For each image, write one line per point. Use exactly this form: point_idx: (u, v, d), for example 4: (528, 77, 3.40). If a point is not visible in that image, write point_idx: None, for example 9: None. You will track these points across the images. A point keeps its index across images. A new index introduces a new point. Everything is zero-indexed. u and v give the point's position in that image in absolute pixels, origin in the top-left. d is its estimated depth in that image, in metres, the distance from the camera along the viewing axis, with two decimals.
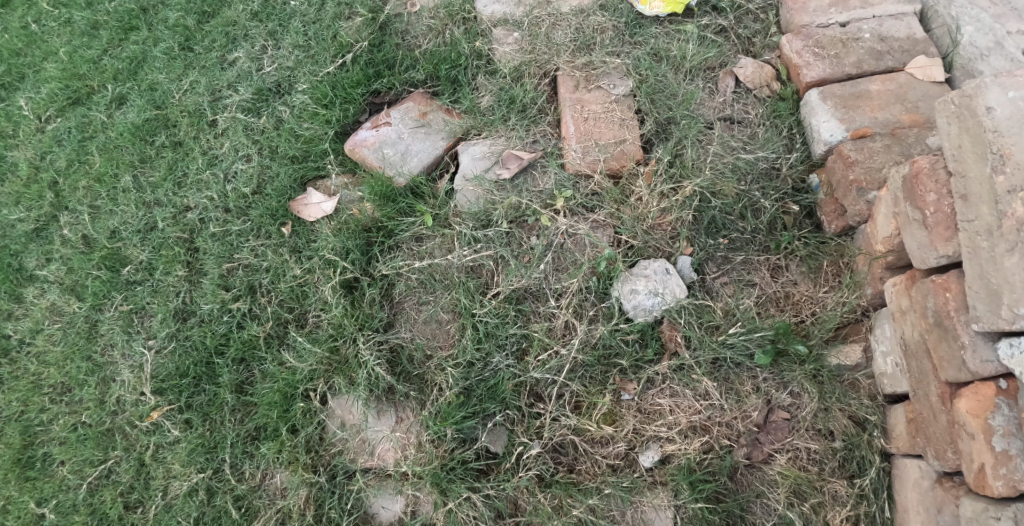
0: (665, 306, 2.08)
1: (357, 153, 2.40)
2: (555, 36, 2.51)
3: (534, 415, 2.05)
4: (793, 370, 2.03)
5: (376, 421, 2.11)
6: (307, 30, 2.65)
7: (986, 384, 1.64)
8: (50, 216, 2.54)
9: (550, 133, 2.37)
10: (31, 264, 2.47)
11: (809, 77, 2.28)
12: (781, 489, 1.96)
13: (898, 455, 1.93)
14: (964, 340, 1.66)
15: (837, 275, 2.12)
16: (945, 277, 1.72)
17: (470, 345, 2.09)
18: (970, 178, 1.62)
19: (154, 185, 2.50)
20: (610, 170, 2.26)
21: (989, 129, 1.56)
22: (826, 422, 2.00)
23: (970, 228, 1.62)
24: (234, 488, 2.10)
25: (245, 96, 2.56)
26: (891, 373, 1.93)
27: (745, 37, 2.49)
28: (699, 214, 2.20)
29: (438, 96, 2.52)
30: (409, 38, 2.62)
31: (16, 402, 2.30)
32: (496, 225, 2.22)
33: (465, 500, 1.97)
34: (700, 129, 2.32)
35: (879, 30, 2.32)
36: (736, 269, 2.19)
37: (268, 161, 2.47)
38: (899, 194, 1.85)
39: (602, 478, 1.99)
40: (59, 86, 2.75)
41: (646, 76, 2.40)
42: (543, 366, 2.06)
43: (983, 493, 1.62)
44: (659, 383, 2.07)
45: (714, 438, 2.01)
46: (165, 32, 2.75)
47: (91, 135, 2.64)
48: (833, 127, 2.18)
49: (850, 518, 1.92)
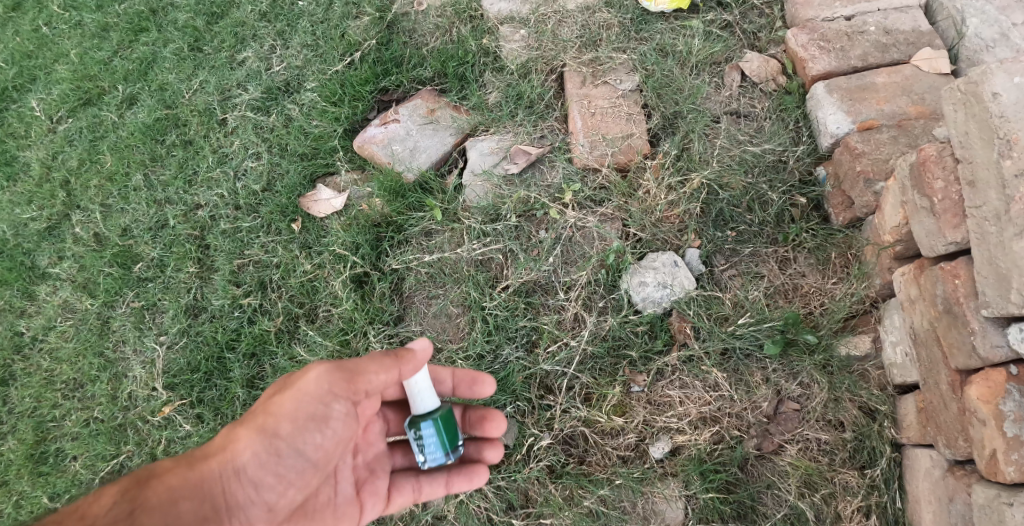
0: (674, 298, 2.09)
1: (366, 150, 2.43)
2: (561, 33, 2.51)
3: (544, 407, 2.06)
4: (803, 361, 2.02)
5: None
6: (315, 30, 2.66)
7: (997, 370, 1.64)
8: (62, 214, 2.56)
9: (557, 128, 2.38)
10: (44, 263, 2.50)
11: (815, 70, 2.29)
12: (793, 480, 1.96)
13: (908, 445, 1.93)
14: (973, 326, 1.67)
15: (846, 266, 2.12)
16: (954, 264, 1.72)
17: (481, 338, 2.11)
18: (978, 164, 1.62)
19: (165, 183, 2.53)
20: (618, 164, 2.28)
21: (996, 114, 1.57)
22: (836, 413, 1.99)
23: (978, 214, 1.63)
24: None
25: (255, 95, 2.58)
26: (901, 363, 1.93)
27: (750, 31, 2.50)
28: (706, 207, 2.22)
29: (445, 93, 2.54)
30: (416, 37, 2.62)
31: (28, 398, 2.32)
32: (505, 219, 2.24)
33: (477, 491, 2.01)
34: (707, 123, 2.33)
35: (884, 24, 2.33)
36: (745, 261, 2.19)
37: (277, 159, 2.49)
38: (906, 183, 1.85)
39: (613, 469, 1.99)
40: (71, 87, 2.77)
41: (652, 71, 2.41)
42: (553, 358, 2.07)
43: (995, 480, 1.62)
44: (669, 374, 2.07)
45: (724, 429, 2.01)
46: (175, 33, 2.77)
47: (102, 135, 2.67)
48: (840, 119, 2.19)
49: (861, 509, 1.92)
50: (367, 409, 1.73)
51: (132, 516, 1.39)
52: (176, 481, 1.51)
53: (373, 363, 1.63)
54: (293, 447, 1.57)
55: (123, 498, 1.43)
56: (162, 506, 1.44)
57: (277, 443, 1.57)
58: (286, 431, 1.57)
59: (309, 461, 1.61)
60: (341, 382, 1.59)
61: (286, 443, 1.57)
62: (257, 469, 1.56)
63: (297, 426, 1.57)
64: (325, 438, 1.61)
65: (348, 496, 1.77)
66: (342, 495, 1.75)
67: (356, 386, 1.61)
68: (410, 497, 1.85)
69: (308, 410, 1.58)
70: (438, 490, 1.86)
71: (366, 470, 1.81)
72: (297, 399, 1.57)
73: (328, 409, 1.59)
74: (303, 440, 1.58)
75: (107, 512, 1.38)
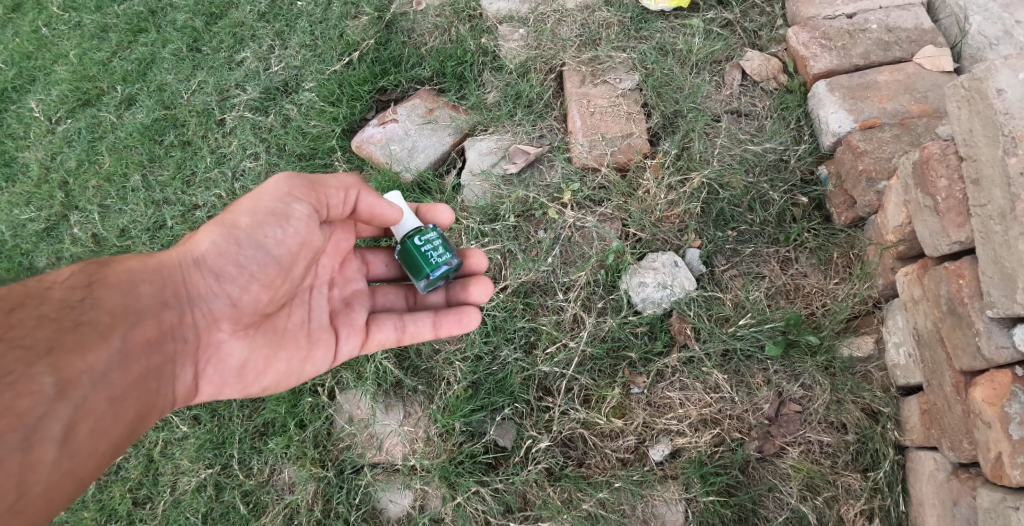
0: (674, 298, 2.06)
1: (364, 149, 2.42)
2: (560, 32, 2.50)
3: (542, 408, 2.05)
4: (804, 362, 2.00)
5: (384, 415, 2.11)
6: (313, 30, 2.65)
7: (1002, 371, 1.61)
8: (60, 215, 2.55)
9: (556, 128, 2.37)
10: (42, 263, 2.49)
11: (816, 69, 2.27)
12: (795, 483, 1.93)
13: (912, 447, 1.91)
14: (978, 327, 1.64)
15: (848, 267, 2.09)
16: (958, 264, 1.70)
17: (478, 338, 2.09)
18: (981, 162, 1.60)
19: (163, 184, 2.52)
20: (617, 163, 2.26)
21: (1000, 111, 1.54)
22: (839, 415, 1.97)
23: (982, 212, 1.60)
24: (242, 483, 2.09)
25: (253, 95, 2.57)
26: (905, 365, 1.91)
27: (751, 30, 2.47)
28: (707, 207, 2.19)
29: (444, 92, 2.52)
30: (415, 36, 2.60)
31: None
32: (504, 219, 2.22)
33: (473, 494, 1.97)
34: (707, 122, 2.30)
35: (886, 22, 2.30)
36: (745, 261, 2.17)
37: (275, 159, 2.48)
38: (909, 181, 1.82)
39: (612, 472, 1.97)
40: (70, 88, 2.77)
41: (652, 70, 2.39)
42: (552, 359, 2.05)
43: (1001, 483, 1.60)
44: (669, 376, 2.05)
45: (726, 431, 1.98)
46: (173, 34, 2.76)
47: (101, 135, 2.66)
48: (842, 118, 2.17)
49: (864, 512, 1.89)
50: (337, 236, 1.81)
51: (88, 289, 1.54)
52: (137, 267, 1.64)
53: (334, 179, 1.69)
54: (252, 239, 1.60)
55: (83, 272, 1.58)
56: (120, 285, 1.59)
57: (234, 235, 1.61)
58: (245, 224, 1.60)
59: (268, 259, 1.61)
60: (303, 190, 1.62)
61: (245, 235, 1.60)
62: (214, 258, 1.62)
63: (256, 218, 1.60)
64: (287, 234, 1.61)
65: (324, 319, 1.81)
66: (318, 315, 1.80)
67: (318, 194, 1.65)
68: (392, 335, 1.87)
69: (268, 207, 1.60)
70: (424, 331, 1.88)
71: (342, 300, 1.85)
72: (252, 197, 1.62)
73: (288, 208, 1.60)
74: (264, 234, 1.60)
75: (67, 282, 1.55)
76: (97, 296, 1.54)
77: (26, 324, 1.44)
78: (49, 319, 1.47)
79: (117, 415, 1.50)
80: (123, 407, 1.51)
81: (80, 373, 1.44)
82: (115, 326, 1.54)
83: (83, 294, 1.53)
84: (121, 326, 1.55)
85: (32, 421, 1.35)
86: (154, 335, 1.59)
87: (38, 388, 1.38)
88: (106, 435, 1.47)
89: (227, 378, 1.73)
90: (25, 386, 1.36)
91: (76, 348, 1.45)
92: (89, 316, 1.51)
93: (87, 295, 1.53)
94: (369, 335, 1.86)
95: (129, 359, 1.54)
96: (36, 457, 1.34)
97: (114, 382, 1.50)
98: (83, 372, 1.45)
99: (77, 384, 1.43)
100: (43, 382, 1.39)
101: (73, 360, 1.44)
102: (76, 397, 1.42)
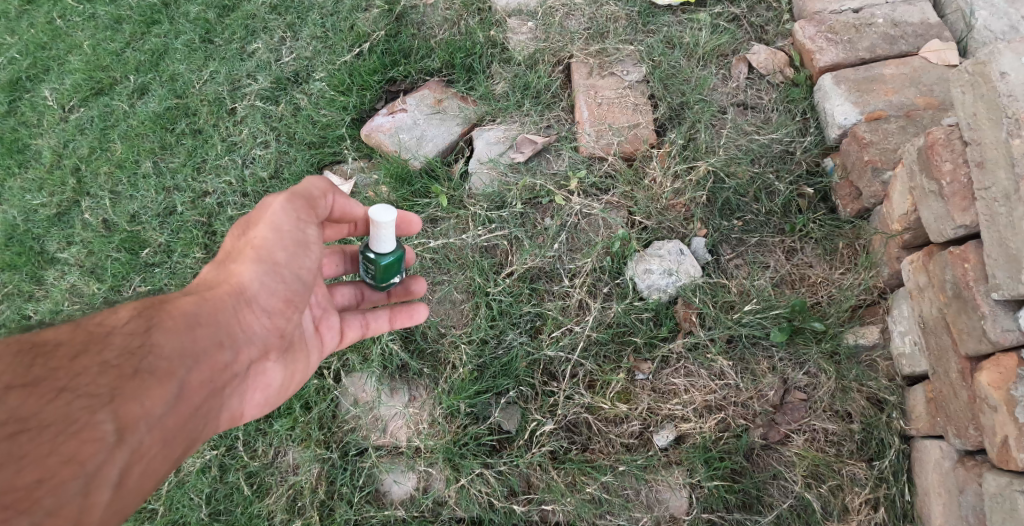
0: (679, 285, 2.08)
1: (372, 138, 2.45)
2: (568, 25, 2.53)
3: (547, 393, 2.05)
4: (810, 349, 1.99)
5: (390, 398, 2.13)
6: (324, 22, 2.68)
7: (1008, 354, 1.61)
8: (72, 201, 2.58)
9: (564, 118, 2.39)
10: (52, 248, 2.52)
11: (821, 63, 2.29)
12: (800, 470, 1.92)
13: (918, 436, 1.90)
14: (983, 310, 1.64)
15: (854, 257, 2.10)
16: (963, 248, 1.71)
17: (484, 322, 2.10)
18: (986, 145, 1.61)
19: (174, 170, 2.55)
20: (624, 152, 2.28)
21: (1003, 94, 1.56)
22: (844, 404, 1.96)
23: (986, 195, 1.61)
24: (246, 465, 2.09)
25: (264, 85, 2.60)
26: (910, 353, 1.91)
27: (757, 25, 2.50)
28: (712, 196, 2.20)
29: (453, 84, 2.55)
30: (425, 29, 2.64)
31: None
32: (511, 206, 2.24)
33: (478, 476, 1.98)
34: (713, 113, 2.32)
35: (892, 16, 2.33)
36: (751, 251, 2.17)
37: (285, 147, 2.51)
38: (914, 168, 1.84)
39: (616, 456, 1.97)
40: (84, 77, 2.80)
41: (659, 62, 2.41)
42: (557, 344, 2.06)
43: (1007, 467, 1.59)
44: (674, 362, 2.05)
45: (730, 417, 1.98)
46: (187, 25, 2.79)
47: (113, 124, 2.69)
48: (847, 110, 2.18)
49: (870, 501, 1.88)
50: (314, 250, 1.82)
51: (147, 333, 1.36)
52: (192, 309, 1.45)
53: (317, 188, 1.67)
54: (293, 272, 1.57)
55: (139, 316, 1.39)
56: (179, 328, 1.41)
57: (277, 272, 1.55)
58: (285, 259, 1.56)
59: (303, 286, 1.60)
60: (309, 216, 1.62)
61: (288, 270, 1.56)
62: (263, 297, 1.54)
63: (290, 254, 1.57)
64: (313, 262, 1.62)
65: (312, 329, 1.78)
66: (307, 329, 1.77)
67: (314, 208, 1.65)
68: (359, 329, 1.89)
69: (293, 238, 1.57)
70: (383, 326, 1.93)
71: (322, 306, 1.82)
72: (272, 231, 1.55)
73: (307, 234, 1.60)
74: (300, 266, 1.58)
75: (125, 325, 1.36)
76: (157, 341, 1.36)
77: (88, 370, 1.26)
78: (111, 365, 1.28)
79: (165, 457, 1.34)
80: (171, 447, 1.35)
81: (138, 417, 1.26)
82: (174, 370, 1.35)
83: (142, 339, 1.35)
84: (180, 370, 1.36)
85: (94, 467, 1.18)
86: (207, 377, 1.43)
87: (100, 434, 1.20)
88: (149, 476, 1.31)
89: (268, 399, 1.68)
90: (88, 433, 1.19)
91: (138, 391, 1.28)
92: (149, 361, 1.32)
93: (146, 340, 1.35)
94: (343, 328, 1.87)
95: (182, 403, 1.37)
96: (95, 500, 1.18)
97: (167, 425, 1.32)
98: (141, 416, 1.27)
99: (135, 428, 1.25)
100: (105, 429, 1.21)
101: (135, 403, 1.26)
102: (133, 442, 1.25)
